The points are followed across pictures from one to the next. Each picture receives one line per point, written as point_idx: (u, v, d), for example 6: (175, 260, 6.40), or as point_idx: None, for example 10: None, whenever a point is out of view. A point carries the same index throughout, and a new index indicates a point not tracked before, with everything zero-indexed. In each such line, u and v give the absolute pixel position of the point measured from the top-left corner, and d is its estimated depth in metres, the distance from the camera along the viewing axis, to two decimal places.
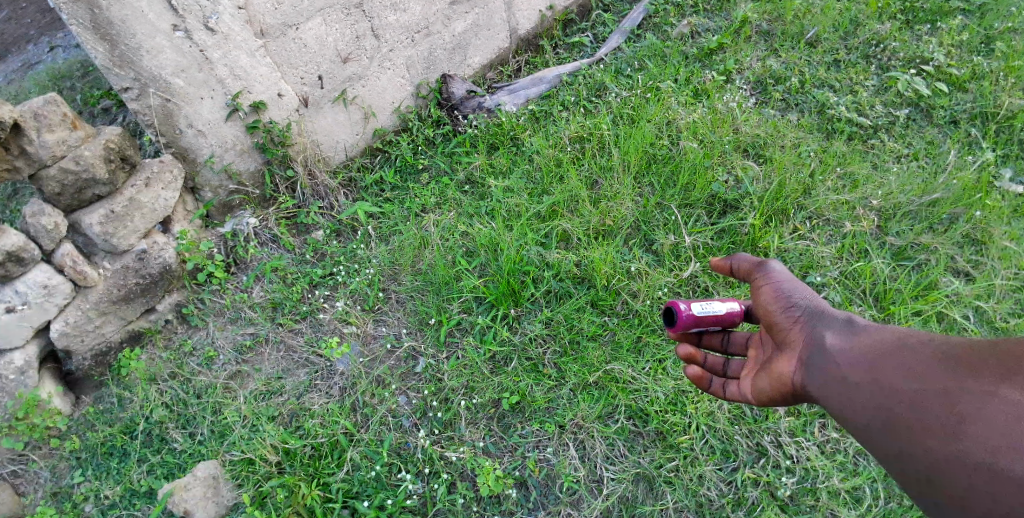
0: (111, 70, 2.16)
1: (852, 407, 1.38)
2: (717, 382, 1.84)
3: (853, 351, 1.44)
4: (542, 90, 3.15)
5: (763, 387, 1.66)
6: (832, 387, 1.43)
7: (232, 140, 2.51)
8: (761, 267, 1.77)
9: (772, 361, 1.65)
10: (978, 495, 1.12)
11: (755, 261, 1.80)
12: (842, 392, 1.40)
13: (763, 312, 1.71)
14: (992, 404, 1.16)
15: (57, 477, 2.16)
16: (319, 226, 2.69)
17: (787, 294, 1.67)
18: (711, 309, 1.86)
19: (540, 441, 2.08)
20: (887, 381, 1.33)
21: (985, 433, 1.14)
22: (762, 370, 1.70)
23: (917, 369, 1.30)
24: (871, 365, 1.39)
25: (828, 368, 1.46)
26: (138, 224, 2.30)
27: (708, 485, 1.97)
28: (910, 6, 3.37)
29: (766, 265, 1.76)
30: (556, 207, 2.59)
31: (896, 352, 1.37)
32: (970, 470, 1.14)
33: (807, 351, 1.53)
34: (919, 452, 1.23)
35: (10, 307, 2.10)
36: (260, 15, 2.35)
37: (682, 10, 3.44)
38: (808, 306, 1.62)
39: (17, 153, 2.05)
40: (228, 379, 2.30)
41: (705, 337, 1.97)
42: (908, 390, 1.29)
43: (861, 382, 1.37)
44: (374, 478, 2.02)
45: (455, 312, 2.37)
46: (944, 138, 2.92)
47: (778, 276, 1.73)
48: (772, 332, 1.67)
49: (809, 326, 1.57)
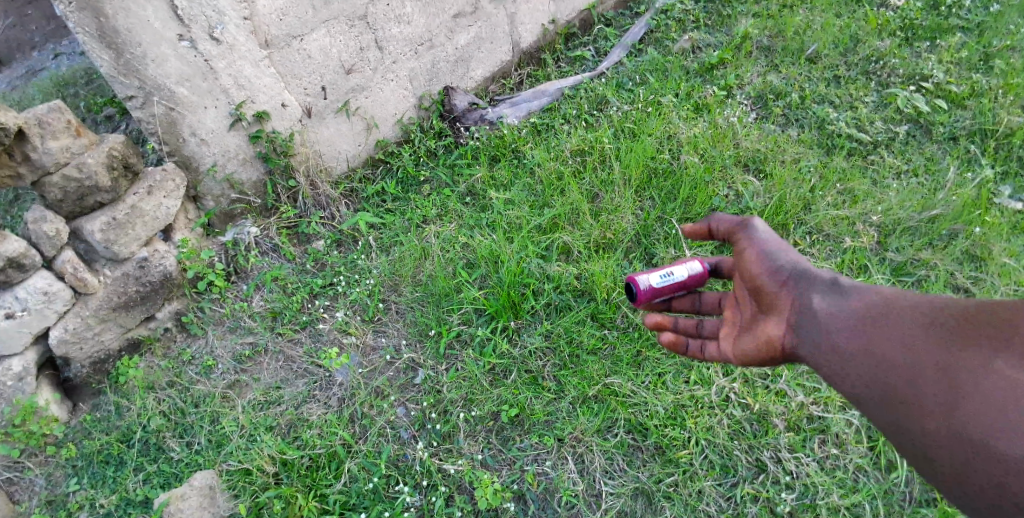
0: (116, 78, 2.16)
1: (847, 378, 1.38)
2: (694, 345, 1.85)
3: (844, 317, 1.43)
4: (543, 103, 3.18)
5: (747, 349, 1.64)
6: (825, 355, 1.42)
7: (235, 150, 2.52)
8: (745, 228, 1.75)
9: (758, 323, 1.63)
10: (974, 472, 1.15)
11: (737, 221, 1.78)
12: (835, 363, 1.40)
13: (746, 274, 1.68)
14: (990, 382, 1.18)
15: (51, 485, 2.14)
16: (320, 236, 2.69)
17: (771, 255, 1.64)
18: (671, 277, 1.94)
19: (539, 455, 2.07)
20: (884, 354, 1.33)
21: (982, 411, 1.17)
22: (746, 332, 1.68)
23: (912, 342, 1.31)
24: (866, 336, 1.38)
25: (819, 335, 1.44)
26: (139, 232, 2.30)
27: (707, 500, 1.95)
28: (909, 23, 3.40)
29: (749, 227, 1.74)
30: (556, 221, 2.60)
31: (890, 322, 1.36)
32: (968, 448, 1.16)
33: (795, 315, 1.51)
34: (916, 428, 1.24)
35: (9, 313, 2.09)
36: (265, 25, 2.38)
37: (683, 26, 3.48)
38: (792, 266, 1.59)
39: (21, 159, 2.06)
40: (226, 389, 2.29)
41: (675, 303, 2.05)
42: (904, 364, 1.29)
43: (856, 355, 1.37)
44: (371, 490, 2.01)
45: (455, 323, 2.36)
46: (944, 154, 2.93)
47: (761, 237, 1.70)
48: (756, 294, 1.65)
49: (794, 289, 1.54)
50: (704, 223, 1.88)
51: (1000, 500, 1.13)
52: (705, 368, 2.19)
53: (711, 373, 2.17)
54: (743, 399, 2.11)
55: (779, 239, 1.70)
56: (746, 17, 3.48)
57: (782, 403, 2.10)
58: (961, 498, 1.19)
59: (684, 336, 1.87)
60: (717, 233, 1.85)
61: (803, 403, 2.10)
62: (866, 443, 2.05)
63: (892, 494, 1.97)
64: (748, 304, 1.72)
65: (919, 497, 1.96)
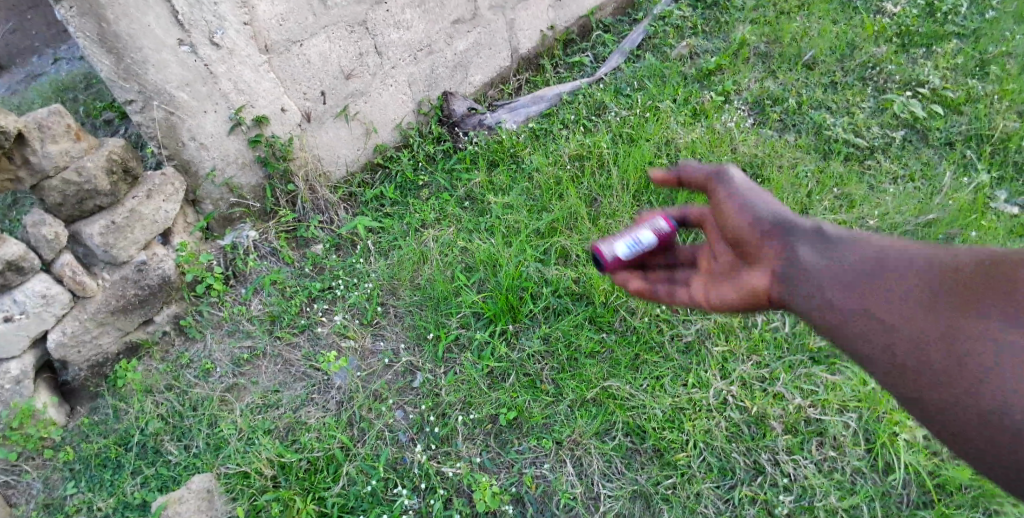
0: (115, 83, 2.17)
1: (841, 340, 1.15)
2: (663, 288, 1.69)
3: (836, 269, 1.19)
4: (542, 108, 3.19)
5: (725, 301, 1.46)
6: (817, 312, 1.19)
7: (234, 154, 2.53)
8: (720, 178, 1.54)
9: (737, 275, 1.43)
10: (985, 444, 0.95)
11: (711, 171, 1.57)
12: (830, 322, 1.16)
13: (725, 226, 1.48)
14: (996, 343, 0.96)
15: (48, 489, 2.13)
16: (319, 240, 2.70)
17: (750, 206, 1.44)
18: (639, 244, 1.80)
19: (537, 458, 2.07)
20: (879, 311, 1.10)
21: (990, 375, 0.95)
22: (725, 284, 1.48)
23: (911, 298, 1.08)
24: (860, 290, 1.14)
25: (810, 290, 1.21)
26: (138, 235, 2.31)
27: (705, 503, 1.95)
28: (905, 30, 3.43)
29: (722, 174, 1.54)
30: (555, 225, 2.61)
31: (884, 273, 1.13)
32: (975, 419, 0.96)
33: (774, 264, 1.31)
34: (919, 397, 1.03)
35: (8, 316, 2.10)
36: (265, 31, 2.40)
37: (681, 32, 3.50)
38: (774, 215, 1.39)
39: (20, 163, 2.06)
40: (225, 392, 2.29)
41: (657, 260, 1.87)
42: (903, 322, 1.07)
43: (844, 311, 1.15)
44: (370, 493, 2.01)
45: (454, 327, 2.37)
46: (940, 159, 2.94)
47: (738, 189, 1.50)
48: (735, 246, 1.45)
49: (779, 237, 1.33)
50: (673, 173, 1.65)
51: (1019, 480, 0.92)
52: (702, 371, 2.20)
53: (709, 376, 2.17)
54: (741, 402, 2.12)
55: (759, 190, 1.49)
56: (743, 23, 3.50)
57: (780, 406, 2.10)
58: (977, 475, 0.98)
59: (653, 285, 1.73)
60: (689, 185, 1.62)
61: (800, 406, 2.10)
62: (864, 445, 2.05)
63: (890, 496, 1.97)
64: (722, 257, 1.55)
65: (917, 499, 1.96)
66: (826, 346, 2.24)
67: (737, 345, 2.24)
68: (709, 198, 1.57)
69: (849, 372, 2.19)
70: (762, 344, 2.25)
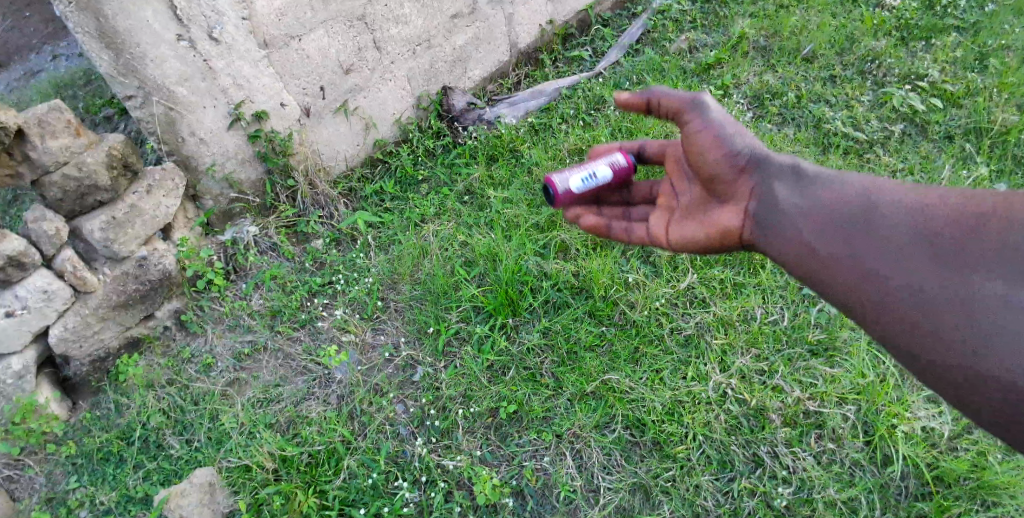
0: (115, 78, 2.18)
1: (828, 280, 1.40)
2: (618, 228, 2.01)
3: (820, 215, 1.46)
4: (541, 103, 3.19)
5: (695, 235, 1.77)
6: (796, 248, 1.48)
7: (234, 150, 2.53)
8: (695, 105, 1.75)
9: (709, 210, 1.75)
10: (970, 391, 1.16)
11: (687, 97, 1.77)
12: (814, 262, 1.43)
13: (699, 158, 1.74)
14: (983, 297, 1.18)
15: (52, 483, 2.14)
16: (319, 235, 2.70)
17: (727, 139, 1.69)
18: (594, 179, 2.07)
19: (537, 451, 2.08)
20: (871, 263, 1.32)
21: (981, 330, 1.16)
22: (691, 219, 1.81)
23: (902, 250, 1.30)
24: (848, 237, 1.38)
25: (791, 229, 1.51)
26: (139, 230, 2.31)
27: (705, 495, 1.96)
28: (905, 23, 3.42)
29: (698, 104, 1.75)
30: (554, 219, 2.62)
31: (873, 223, 1.36)
32: (960, 366, 1.17)
33: (761, 208, 1.59)
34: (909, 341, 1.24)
35: (9, 311, 2.10)
36: (264, 26, 2.40)
37: (681, 26, 3.50)
38: (749, 151, 1.68)
39: (21, 159, 2.08)
40: (226, 386, 2.30)
41: (607, 197, 2.16)
42: (898, 275, 1.28)
43: (834, 257, 1.39)
44: (371, 487, 2.02)
45: (454, 321, 2.38)
46: (939, 152, 2.94)
47: (713, 119, 1.73)
48: (709, 182, 1.75)
49: (757, 174, 1.64)
50: (644, 97, 1.83)
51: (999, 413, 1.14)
52: (702, 365, 2.21)
53: (708, 369, 2.18)
54: (740, 394, 2.12)
55: (731, 119, 1.74)
56: (743, 17, 3.50)
57: (779, 399, 2.11)
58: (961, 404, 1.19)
59: (608, 222, 2.03)
60: (662, 108, 1.82)
61: (799, 398, 2.11)
62: (863, 437, 2.05)
63: (888, 488, 1.99)
64: (689, 192, 1.86)
65: (915, 491, 1.98)
66: (825, 339, 2.25)
67: (736, 338, 2.25)
68: (681, 123, 1.79)
69: (848, 365, 2.19)
70: (761, 337, 2.25)
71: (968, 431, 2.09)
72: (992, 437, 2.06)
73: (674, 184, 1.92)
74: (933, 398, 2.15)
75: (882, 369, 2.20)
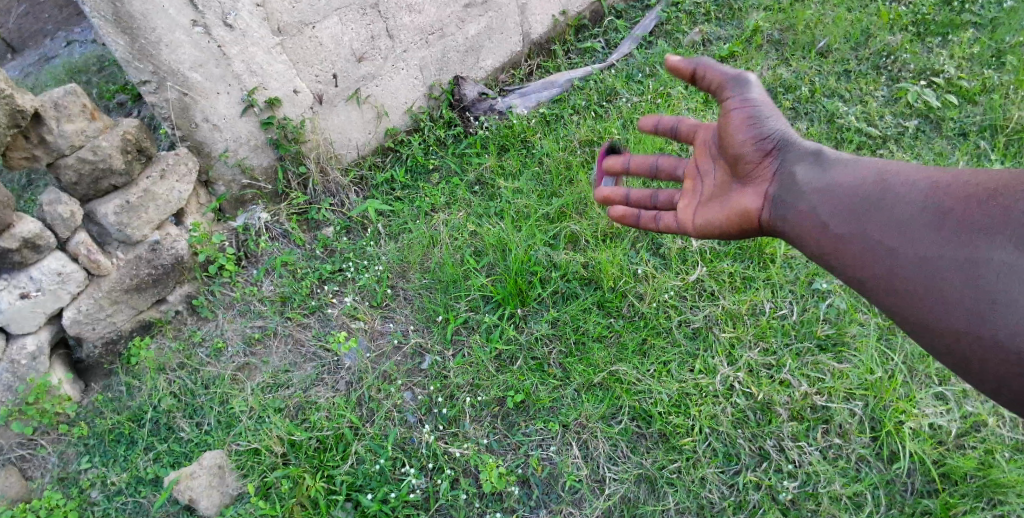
0: (130, 63, 2.19)
1: (844, 262, 1.48)
2: (647, 216, 2.01)
3: (833, 197, 1.54)
4: (553, 94, 3.19)
5: (716, 218, 1.80)
6: (813, 230, 1.56)
7: (247, 136, 2.55)
8: (736, 82, 1.76)
9: (729, 192, 1.79)
10: (977, 363, 1.25)
11: (730, 75, 1.77)
12: (827, 241, 1.52)
13: (728, 138, 1.77)
14: (990, 279, 1.24)
15: (63, 463, 2.17)
16: (329, 222, 2.72)
17: (761, 121, 1.73)
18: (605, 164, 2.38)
19: (543, 440, 2.10)
20: (882, 244, 1.41)
21: (985, 301, 1.24)
22: (712, 201, 1.83)
23: (912, 232, 1.37)
24: (861, 219, 1.46)
25: (807, 210, 1.58)
26: (152, 215, 2.34)
27: (710, 487, 1.97)
28: (921, 18, 3.39)
29: (740, 84, 1.76)
30: (565, 210, 2.62)
31: (886, 208, 1.44)
32: (968, 342, 1.25)
33: (779, 190, 1.66)
34: (917, 317, 1.34)
35: (24, 293, 2.13)
36: (278, 13, 2.40)
37: (694, 18, 3.47)
38: (777, 135, 1.72)
39: (37, 142, 2.09)
40: (236, 371, 2.32)
41: (633, 165, 2.11)
42: (909, 255, 1.36)
43: (847, 238, 1.48)
44: (377, 472, 2.04)
45: (463, 310, 2.39)
46: (954, 149, 2.91)
47: (751, 98, 1.75)
48: (734, 163, 1.78)
49: (780, 158, 1.70)
50: (691, 66, 1.81)
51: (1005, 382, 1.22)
52: (709, 358, 2.21)
53: (716, 362, 2.19)
54: (748, 388, 2.12)
55: (768, 102, 1.77)
56: (757, 10, 3.47)
57: (786, 393, 2.11)
58: (972, 375, 1.28)
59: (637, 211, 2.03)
60: (705, 80, 1.82)
61: (806, 393, 2.10)
62: (869, 433, 2.05)
63: (894, 484, 1.99)
64: (713, 174, 1.86)
65: (921, 488, 1.98)
66: (835, 334, 2.24)
67: (744, 331, 2.25)
68: (719, 98, 1.80)
69: (856, 360, 2.19)
70: (769, 330, 2.25)
71: (976, 429, 2.08)
72: (1000, 435, 2.06)
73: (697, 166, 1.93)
74: (941, 395, 2.15)
75: (891, 365, 2.19)
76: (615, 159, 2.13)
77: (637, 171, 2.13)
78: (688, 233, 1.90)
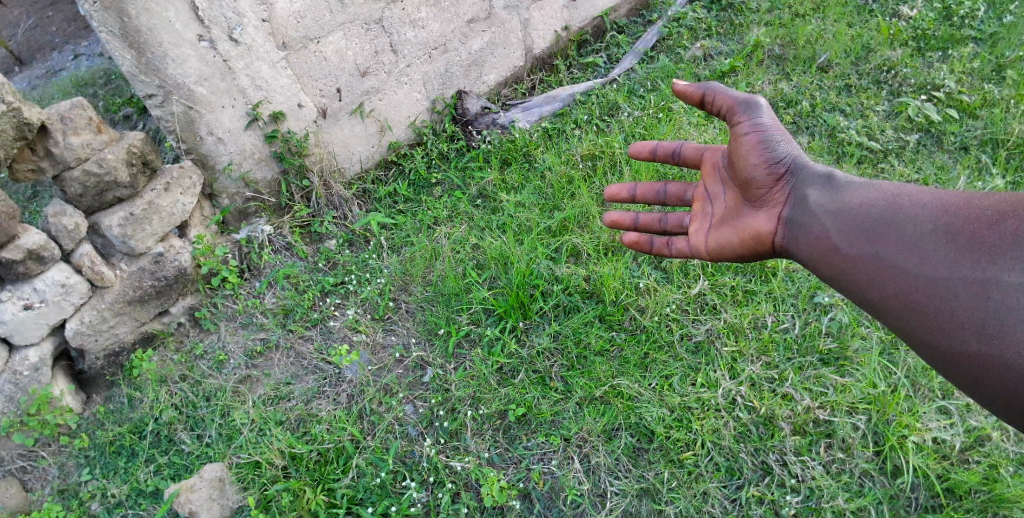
0: (136, 77, 2.22)
1: (856, 283, 1.49)
2: (659, 242, 2.01)
3: (843, 218, 1.55)
4: (555, 109, 3.21)
5: (728, 240, 1.78)
6: (823, 250, 1.56)
7: (251, 149, 2.57)
8: (747, 107, 1.74)
9: (740, 215, 1.77)
10: (985, 379, 1.27)
11: (741, 100, 1.75)
12: (835, 261, 1.54)
13: (739, 162, 1.75)
14: (996, 297, 1.25)
15: (64, 475, 2.17)
16: (332, 235, 2.73)
17: (772, 145, 1.71)
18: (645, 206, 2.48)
19: (545, 454, 2.08)
20: (891, 263, 1.42)
21: (990, 316, 1.25)
22: (724, 223, 1.82)
23: (921, 251, 1.38)
24: (871, 240, 1.47)
25: (818, 231, 1.59)
26: (155, 228, 2.35)
27: (712, 502, 1.96)
28: (921, 33, 3.41)
29: (751, 108, 1.73)
30: (566, 223, 2.63)
31: (896, 229, 1.44)
32: (975, 359, 1.27)
33: (791, 213, 1.66)
34: (925, 336, 1.36)
35: (28, 304, 2.14)
36: (283, 28, 2.44)
37: (695, 34, 3.51)
38: (789, 159, 1.70)
39: (43, 154, 2.12)
40: (237, 383, 2.32)
41: (639, 190, 2.07)
42: (919, 274, 1.37)
43: (856, 258, 1.49)
44: (379, 485, 2.03)
45: (464, 323, 2.39)
46: (955, 163, 2.91)
47: (762, 122, 1.73)
48: (745, 186, 1.76)
49: (792, 182, 1.69)
50: (700, 90, 1.79)
51: (1011, 397, 1.24)
52: (712, 371, 2.20)
53: (718, 375, 2.18)
54: (749, 402, 2.11)
55: (779, 125, 1.75)
56: (758, 25, 3.51)
57: (788, 407, 2.10)
58: (979, 391, 1.30)
59: (648, 237, 2.02)
60: (715, 105, 1.79)
61: (809, 407, 2.09)
62: (873, 448, 2.03)
63: (899, 499, 1.97)
64: (724, 197, 1.85)
65: (925, 503, 1.96)
66: (836, 348, 2.24)
67: (746, 345, 2.25)
68: (730, 122, 1.78)
69: (859, 374, 2.18)
70: (772, 344, 2.25)
71: (980, 444, 2.07)
72: (1005, 450, 2.04)
73: (707, 190, 1.92)
74: (945, 409, 2.14)
75: (894, 379, 2.18)
76: (620, 185, 2.09)
77: (643, 197, 2.08)
78: (700, 256, 1.89)
